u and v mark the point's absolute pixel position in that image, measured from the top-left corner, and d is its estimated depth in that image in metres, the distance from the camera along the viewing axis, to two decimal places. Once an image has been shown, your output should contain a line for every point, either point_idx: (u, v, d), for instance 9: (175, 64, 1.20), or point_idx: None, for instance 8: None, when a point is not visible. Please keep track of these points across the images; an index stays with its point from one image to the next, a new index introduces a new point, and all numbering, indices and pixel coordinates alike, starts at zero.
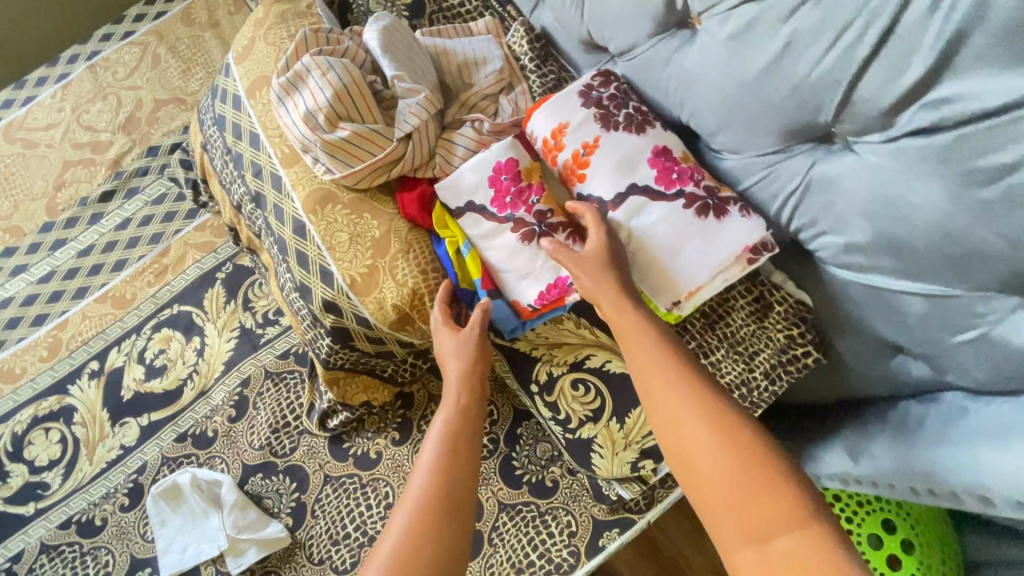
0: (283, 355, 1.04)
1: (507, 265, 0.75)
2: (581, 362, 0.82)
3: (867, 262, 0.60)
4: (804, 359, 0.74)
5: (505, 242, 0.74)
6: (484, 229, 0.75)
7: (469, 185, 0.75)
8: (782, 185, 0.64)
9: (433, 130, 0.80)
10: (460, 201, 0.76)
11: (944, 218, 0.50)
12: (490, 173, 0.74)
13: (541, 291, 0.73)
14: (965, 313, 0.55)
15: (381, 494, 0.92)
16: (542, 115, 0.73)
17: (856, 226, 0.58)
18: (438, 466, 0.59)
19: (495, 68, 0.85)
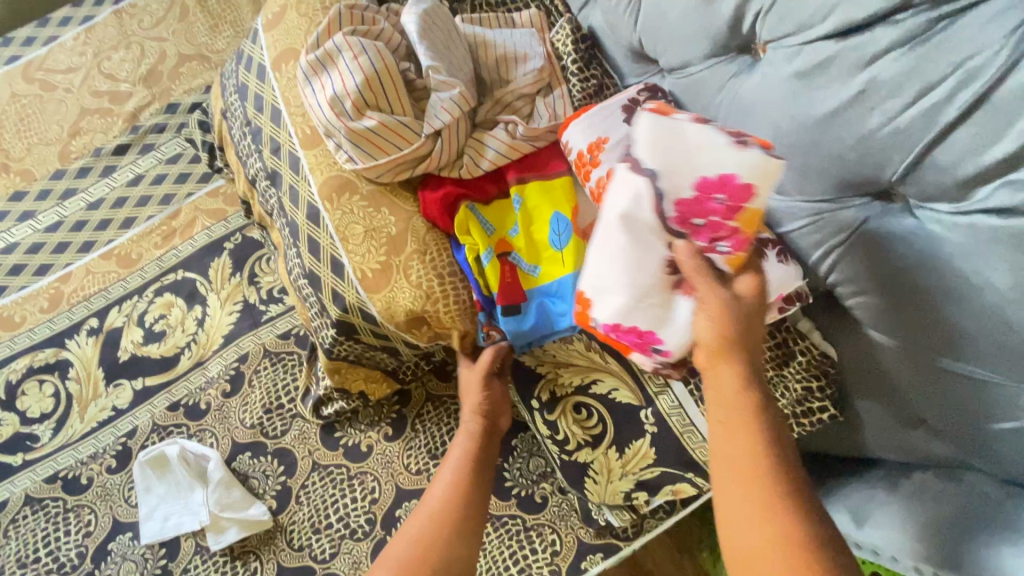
0: (283, 336, 1.02)
1: (623, 269, 0.56)
2: (586, 386, 0.78)
3: (908, 333, 0.55)
4: (820, 415, 0.66)
5: (639, 248, 0.55)
6: (638, 215, 0.55)
7: (677, 167, 0.54)
8: (826, 237, 0.58)
9: (463, 128, 0.76)
10: (648, 163, 0.54)
11: (1007, 305, 0.47)
12: (712, 177, 0.53)
13: (625, 327, 0.59)
14: (1007, 402, 0.52)
15: (367, 489, 0.92)
16: (578, 128, 0.70)
17: (902, 295, 0.53)
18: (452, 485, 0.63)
19: (535, 67, 0.80)
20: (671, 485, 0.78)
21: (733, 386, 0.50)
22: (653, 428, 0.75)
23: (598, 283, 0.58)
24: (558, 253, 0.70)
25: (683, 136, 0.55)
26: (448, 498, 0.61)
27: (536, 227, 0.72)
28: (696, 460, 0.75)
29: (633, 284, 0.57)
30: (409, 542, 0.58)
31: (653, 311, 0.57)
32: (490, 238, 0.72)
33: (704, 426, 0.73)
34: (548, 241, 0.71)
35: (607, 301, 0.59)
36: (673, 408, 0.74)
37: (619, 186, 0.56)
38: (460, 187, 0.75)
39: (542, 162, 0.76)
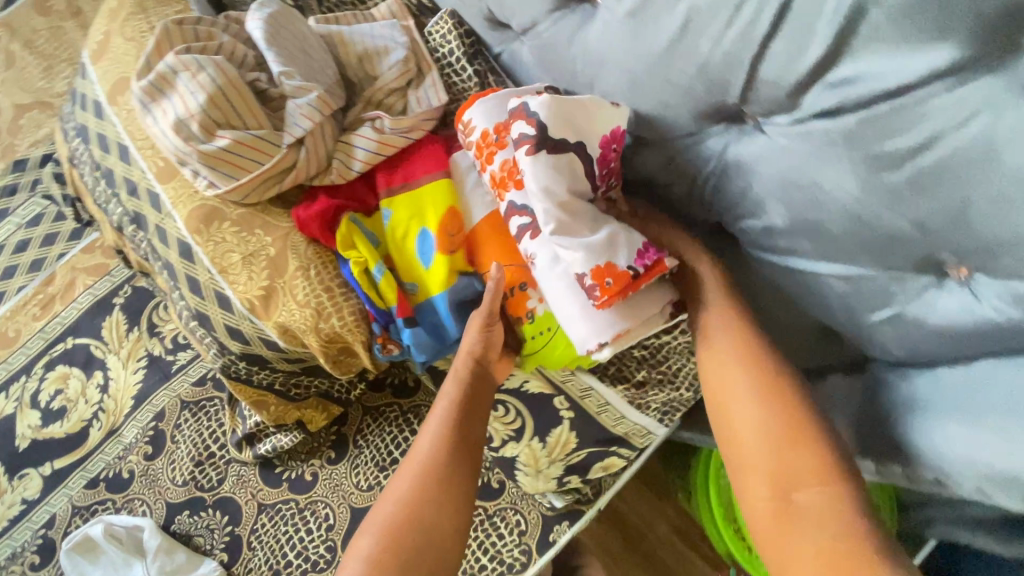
0: (199, 382, 0.96)
1: (591, 223, 0.59)
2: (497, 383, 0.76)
3: (788, 245, 0.57)
4: None
5: (586, 204, 0.60)
6: (572, 176, 0.60)
7: (585, 126, 0.59)
8: (698, 169, 0.61)
9: (329, 134, 0.73)
10: (573, 137, 0.59)
11: (857, 204, 0.48)
12: (608, 129, 0.60)
13: (641, 249, 0.58)
14: (880, 293, 0.54)
15: (321, 517, 0.89)
16: (483, 107, 0.66)
17: (774, 211, 0.55)
18: (439, 444, 0.61)
19: (398, 59, 0.76)
20: (599, 461, 0.82)
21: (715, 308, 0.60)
22: (570, 414, 0.76)
23: (596, 249, 0.57)
24: (434, 271, 0.69)
25: (578, 106, 0.59)
26: (433, 453, 0.61)
27: (410, 241, 0.70)
28: (615, 433, 0.78)
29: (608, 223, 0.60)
30: (399, 503, 0.59)
31: (631, 234, 0.59)
32: (372, 249, 0.70)
33: (619, 403, 0.74)
34: (417, 256, 0.70)
35: (613, 249, 0.58)
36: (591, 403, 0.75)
37: (555, 172, 0.58)
38: (337, 198, 0.72)
39: (414, 166, 0.73)
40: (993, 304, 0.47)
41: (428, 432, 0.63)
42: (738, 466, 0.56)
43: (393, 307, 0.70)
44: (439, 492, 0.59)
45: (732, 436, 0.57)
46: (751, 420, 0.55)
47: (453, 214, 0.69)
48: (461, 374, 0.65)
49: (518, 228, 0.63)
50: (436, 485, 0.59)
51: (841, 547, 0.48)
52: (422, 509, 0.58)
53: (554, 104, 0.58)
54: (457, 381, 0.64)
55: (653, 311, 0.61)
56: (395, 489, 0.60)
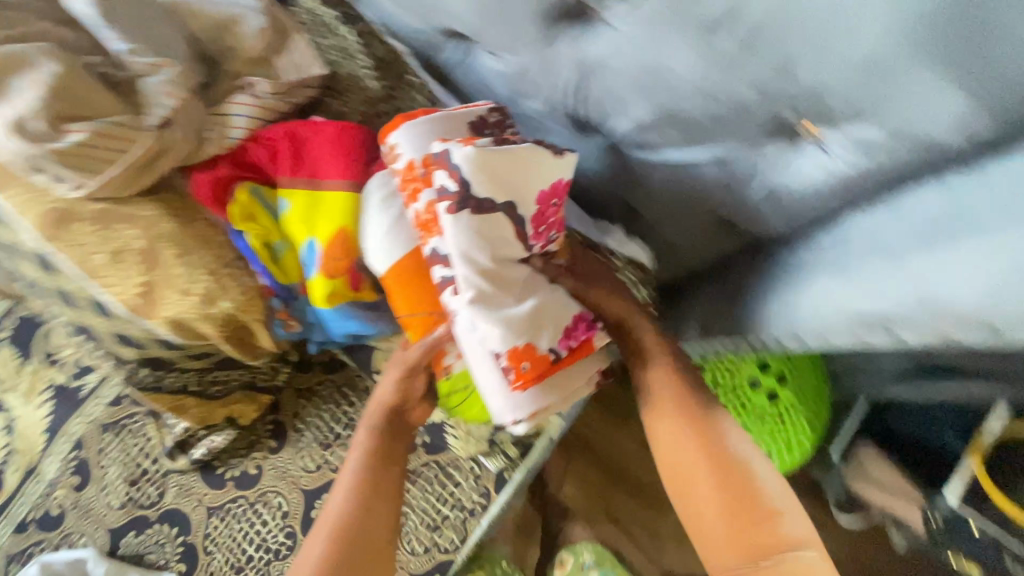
0: (114, 402, 0.92)
1: (516, 296, 0.63)
2: None
3: (660, 138, 0.59)
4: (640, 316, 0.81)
5: (518, 276, 0.63)
6: (496, 239, 0.61)
7: (517, 182, 0.60)
8: (560, 76, 0.61)
9: (195, 108, 0.71)
10: (504, 196, 0.60)
11: (702, 79, 0.48)
12: (546, 185, 0.61)
13: (567, 327, 0.65)
14: (748, 168, 0.55)
15: (274, 507, 0.87)
16: (411, 133, 0.64)
17: (638, 103, 0.56)
18: (356, 490, 0.69)
19: (257, 24, 0.74)
20: None
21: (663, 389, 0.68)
22: None
23: (518, 326, 0.61)
24: (314, 286, 0.70)
25: (513, 154, 0.59)
26: (351, 502, 0.68)
27: (297, 244, 0.70)
28: None
29: (534, 298, 0.64)
30: (321, 551, 0.65)
31: (553, 309, 0.64)
32: (274, 228, 0.71)
33: None
34: (303, 262, 0.70)
35: (534, 330, 0.62)
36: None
37: (479, 237, 0.60)
38: (236, 168, 0.72)
39: (323, 164, 0.72)
40: (842, 153, 0.47)
41: (342, 480, 0.70)
42: (704, 532, 0.64)
43: (296, 284, 0.72)
44: (366, 532, 0.67)
45: (695, 510, 0.65)
46: (709, 491, 0.63)
47: (343, 236, 0.69)
48: (371, 424, 0.73)
49: (441, 279, 0.63)
50: (359, 527, 0.67)
51: None
52: (348, 550, 0.65)
53: (479, 160, 0.58)
54: (371, 434, 0.73)
55: (578, 385, 0.67)
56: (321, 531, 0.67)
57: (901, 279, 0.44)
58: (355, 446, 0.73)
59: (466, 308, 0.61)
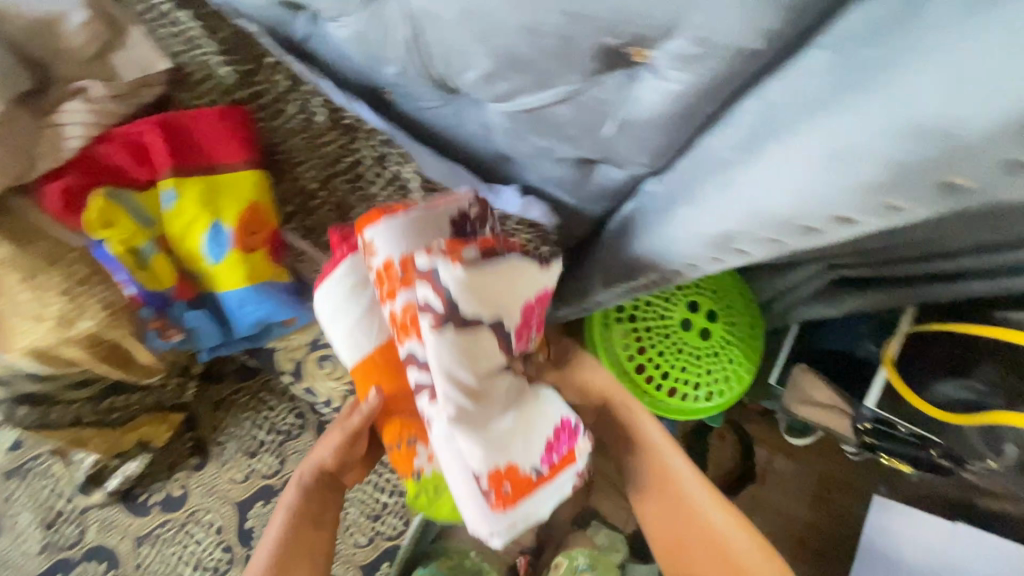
0: (14, 448, 0.87)
1: (496, 412, 0.65)
2: (318, 339, 0.77)
3: (509, 86, 0.57)
4: None
5: (497, 390, 0.65)
6: (479, 351, 0.61)
7: (502, 298, 0.62)
8: (399, 37, 0.60)
9: (22, 124, 0.64)
10: (489, 312, 0.61)
11: (518, 14, 0.46)
12: (525, 300, 0.65)
13: (548, 441, 0.69)
14: (595, 105, 0.54)
15: (207, 524, 0.86)
16: (390, 233, 0.63)
17: (477, 53, 0.55)
18: (283, 544, 0.74)
19: (81, 21, 0.68)
20: None
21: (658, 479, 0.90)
22: None
23: (496, 446, 0.64)
24: (223, 270, 0.66)
25: (500, 274, 0.61)
26: (276, 555, 0.73)
27: (190, 236, 0.65)
28: None
29: (519, 415, 0.67)
30: None
31: (529, 421, 0.68)
32: (142, 230, 0.63)
33: None
34: (203, 250, 0.65)
35: (512, 448, 0.65)
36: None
37: (464, 353, 0.60)
38: (88, 171, 0.64)
39: (210, 147, 0.67)
40: (674, 73, 0.45)
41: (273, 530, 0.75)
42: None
43: (173, 289, 0.67)
44: None
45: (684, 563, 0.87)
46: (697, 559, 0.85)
47: (254, 213, 0.66)
48: (302, 483, 0.77)
49: (416, 382, 0.63)
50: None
51: None
52: None
53: (469, 280, 0.58)
54: (302, 492, 0.77)
55: (562, 484, 0.69)
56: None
57: (727, 192, 0.46)
58: (291, 495, 0.77)
59: (446, 422, 0.61)
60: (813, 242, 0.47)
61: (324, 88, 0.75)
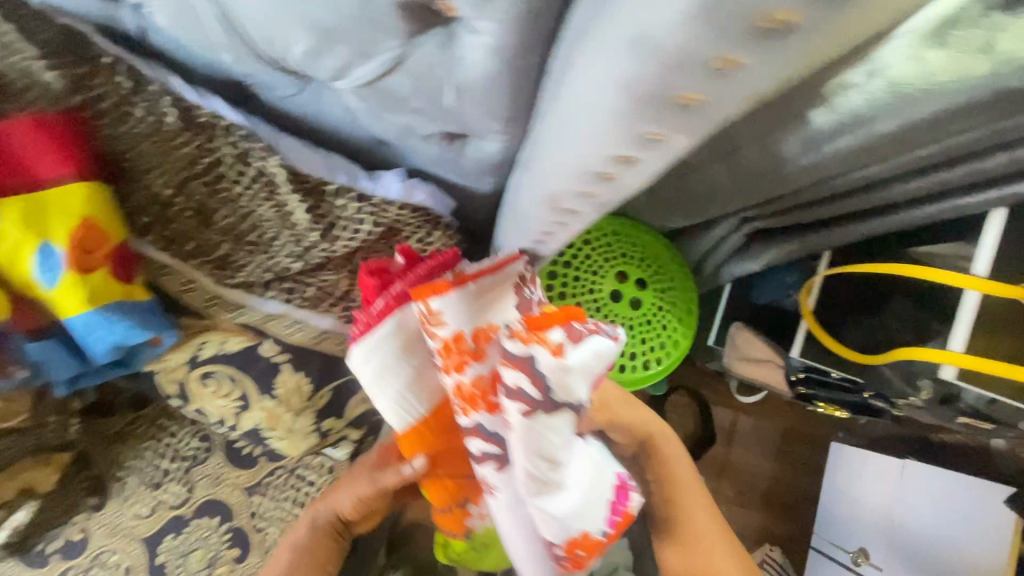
0: None
1: (574, 479, 0.62)
2: (197, 355, 0.73)
3: (339, 62, 0.53)
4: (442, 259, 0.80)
5: (574, 457, 0.62)
6: (566, 436, 0.60)
7: (585, 379, 0.59)
8: (217, 20, 0.55)
9: None
10: (573, 396, 0.59)
11: None
12: (604, 368, 0.60)
13: (612, 503, 0.63)
14: (428, 72, 0.50)
15: (113, 564, 0.86)
16: (458, 306, 0.63)
17: (292, 29, 0.50)
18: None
19: None
20: (356, 396, 0.81)
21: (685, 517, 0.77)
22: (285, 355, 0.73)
23: (570, 516, 0.61)
24: (63, 293, 0.62)
25: (589, 360, 0.58)
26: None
27: (20, 260, 0.60)
28: None
29: (584, 486, 0.62)
30: None
31: (597, 482, 0.63)
32: None
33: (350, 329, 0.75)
34: (37, 274, 0.61)
35: (592, 516, 0.62)
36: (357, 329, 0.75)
37: (547, 437, 0.59)
38: None
39: (33, 162, 0.61)
40: (482, 24, 0.42)
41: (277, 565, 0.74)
42: None
43: (9, 320, 0.62)
44: None
45: None
46: None
47: (91, 229, 0.63)
48: (315, 524, 0.76)
49: (480, 451, 0.64)
50: None
51: None
52: None
53: (564, 372, 0.57)
54: (315, 531, 0.76)
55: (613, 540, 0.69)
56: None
57: (539, 166, 0.49)
58: (302, 534, 0.76)
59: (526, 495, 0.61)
60: (623, 194, 0.48)
61: (173, 86, 0.67)
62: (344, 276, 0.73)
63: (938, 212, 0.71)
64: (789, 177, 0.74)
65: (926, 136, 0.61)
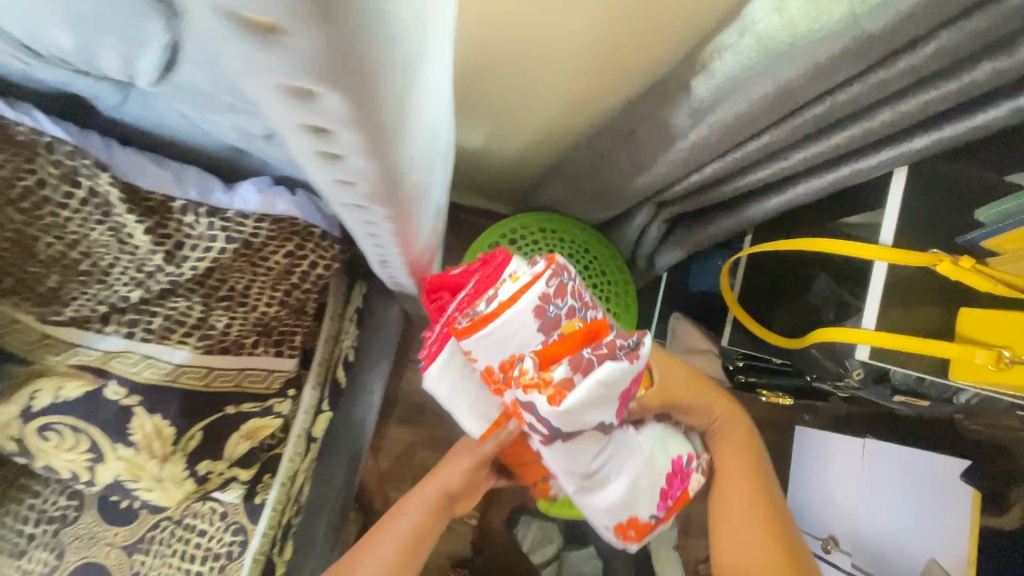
0: None
1: (622, 472, 0.67)
2: (30, 407, 0.63)
3: (119, 56, 0.45)
4: (315, 271, 0.73)
5: (615, 460, 0.67)
6: (592, 451, 0.64)
7: (597, 407, 0.59)
8: None
9: None
10: (586, 422, 0.60)
11: None
12: (620, 391, 0.60)
13: (664, 488, 0.71)
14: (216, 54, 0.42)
15: None
16: (488, 347, 0.62)
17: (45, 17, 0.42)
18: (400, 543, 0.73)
19: None
20: (239, 432, 0.73)
21: (732, 462, 0.78)
22: (135, 399, 0.64)
23: (624, 504, 0.68)
24: None
25: (598, 391, 0.58)
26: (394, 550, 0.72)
27: None
28: (241, 393, 0.71)
29: (636, 475, 0.68)
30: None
31: (653, 470, 0.70)
32: None
33: (211, 360, 0.67)
34: None
35: (641, 502, 0.69)
36: (220, 358, 0.67)
37: (578, 459, 0.63)
38: None
39: None
40: None
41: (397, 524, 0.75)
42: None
43: None
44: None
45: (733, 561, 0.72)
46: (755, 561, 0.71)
47: None
48: (427, 493, 0.79)
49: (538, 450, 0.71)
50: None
51: None
52: None
53: (571, 411, 0.58)
54: (428, 495, 0.78)
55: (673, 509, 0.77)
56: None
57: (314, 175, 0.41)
58: (417, 496, 0.78)
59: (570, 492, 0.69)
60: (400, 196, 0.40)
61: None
62: (198, 301, 0.66)
63: (837, 180, 0.66)
64: (688, 152, 0.70)
65: (809, 97, 0.56)
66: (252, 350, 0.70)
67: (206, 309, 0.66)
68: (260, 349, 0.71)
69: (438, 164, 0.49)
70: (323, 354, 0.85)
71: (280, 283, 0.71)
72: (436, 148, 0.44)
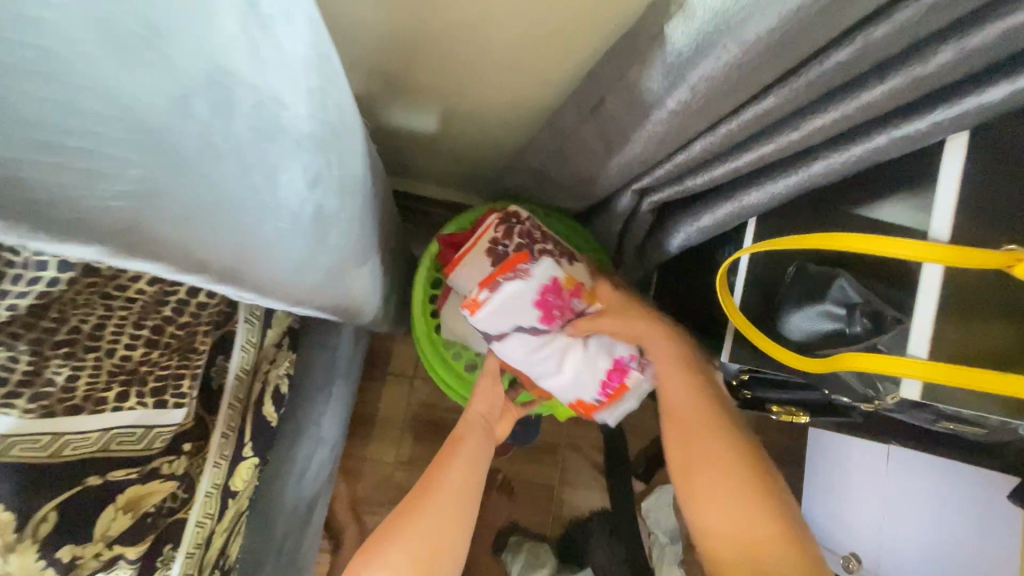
0: None
1: (560, 365, 0.73)
2: None
3: None
4: (188, 300, 0.65)
5: (552, 353, 0.72)
6: (523, 347, 0.72)
7: (512, 312, 0.70)
8: None
9: None
10: (505, 326, 0.71)
11: None
12: (535, 297, 0.71)
13: (603, 379, 0.74)
14: None
15: None
16: (457, 275, 0.78)
17: None
18: (464, 472, 0.67)
19: None
20: (114, 502, 0.58)
21: (668, 357, 0.67)
22: None
23: (566, 390, 0.75)
24: None
25: (503, 299, 0.69)
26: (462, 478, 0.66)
27: None
28: (109, 457, 0.58)
29: (570, 368, 0.73)
30: (416, 532, 0.60)
31: (594, 360, 0.73)
32: None
33: (62, 420, 0.55)
34: None
35: (586, 387, 0.74)
36: (68, 419, 0.55)
37: (511, 355, 0.72)
38: None
39: None
40: None
41: (453, 455, 0.68)
42: (687, 487, 0.61)
43: None
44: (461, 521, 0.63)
45: (680, 463, 0.62)
46: (708, 460, 0.60)
47: None
48: (472, 421, 0.74)
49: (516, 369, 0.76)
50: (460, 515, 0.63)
51: (762, 518, 0.56)
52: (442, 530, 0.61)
53: (487, 319, 0.70)
54: (474, 428, 0.73)
55: (639, 391, 0.76)
56: (413, 548, 0.59)
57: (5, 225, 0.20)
58: (463, 431, 0.72)
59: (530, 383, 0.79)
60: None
61: None
62: (39, 351, 0.55)
63: (869, 154, 0.50)
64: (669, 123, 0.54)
65: (831, 36, 0.40)
66: (115, 405, 0.59)
67: (40, 359, 0.55)
68: (129, 403, 0.59)
69: (221, 145, 0.27)
70: (234, 393, 0.68)
71: (150, 319, 0.62)
72: (124, 108, 0.22)
